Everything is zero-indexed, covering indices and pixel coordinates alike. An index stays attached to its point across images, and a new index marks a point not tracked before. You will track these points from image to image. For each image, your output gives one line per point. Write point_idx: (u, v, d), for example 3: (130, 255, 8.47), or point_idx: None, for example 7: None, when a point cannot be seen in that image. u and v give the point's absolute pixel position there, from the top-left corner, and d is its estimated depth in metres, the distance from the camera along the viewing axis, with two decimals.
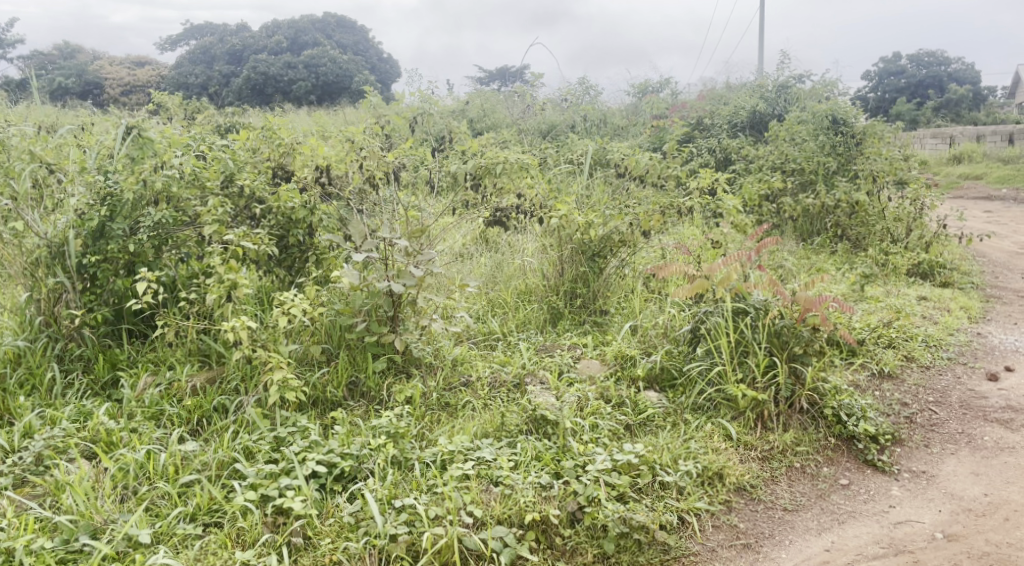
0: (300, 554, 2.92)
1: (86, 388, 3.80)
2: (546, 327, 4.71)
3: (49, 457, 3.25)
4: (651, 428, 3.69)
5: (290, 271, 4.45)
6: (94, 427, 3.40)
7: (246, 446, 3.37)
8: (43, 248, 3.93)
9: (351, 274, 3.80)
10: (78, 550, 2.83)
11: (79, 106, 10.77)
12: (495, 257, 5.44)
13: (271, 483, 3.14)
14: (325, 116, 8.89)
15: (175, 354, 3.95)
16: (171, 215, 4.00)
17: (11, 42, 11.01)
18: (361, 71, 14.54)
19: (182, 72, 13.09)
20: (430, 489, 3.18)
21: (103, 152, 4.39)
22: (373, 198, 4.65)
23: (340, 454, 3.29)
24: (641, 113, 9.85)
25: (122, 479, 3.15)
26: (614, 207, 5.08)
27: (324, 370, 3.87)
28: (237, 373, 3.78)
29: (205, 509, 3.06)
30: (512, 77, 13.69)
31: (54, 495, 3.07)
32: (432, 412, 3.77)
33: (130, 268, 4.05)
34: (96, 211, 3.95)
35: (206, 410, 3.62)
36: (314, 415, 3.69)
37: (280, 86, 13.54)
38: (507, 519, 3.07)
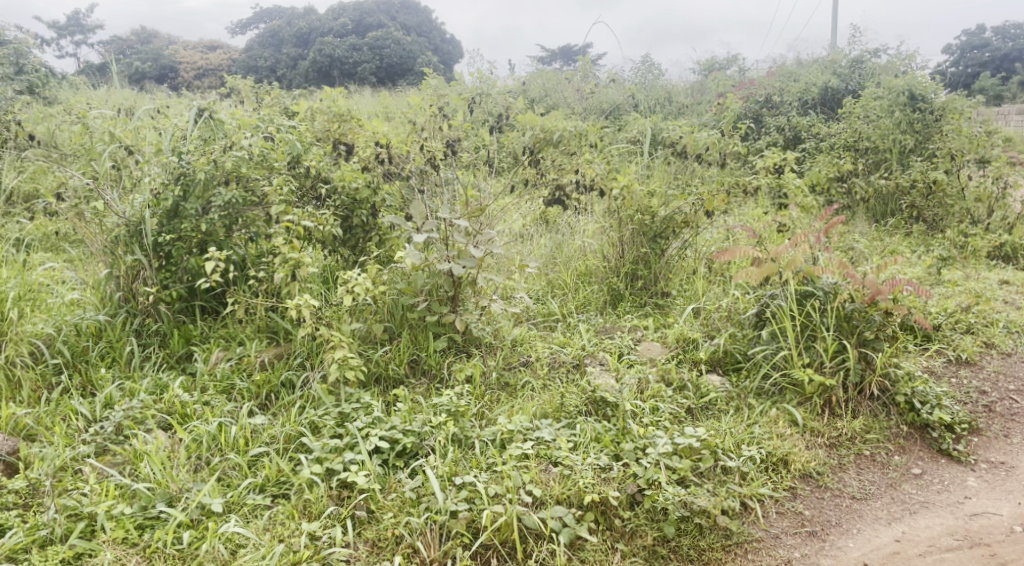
0: (363, 527, 2.99)
1: (162, 362, 3.96)
2: (606, 309, 4.69)
3: (128, 426, 3.37)
4: (713, 412, 3.64)
5: (354, 251, 4.56)
6: (169, 399, 3.53)
7: (312, 421, 3.47)
8: (122, 227, 4.12)
9: (412, 254, 3.85)
10: (155, 516, 2.95)
11: (155, 90, 11.09)
12: (555, 237, 5.43)
13: (336, 457, 3.23)
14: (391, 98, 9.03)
15: (245, 331, 4.11)
16: (241, 195, 4.12)
17: (91, 27, 11.44)
18: (424, 53, 14.65)
19: (252, 54, 13.06)
20: (490, 467, 3.22)
21: (177, 134, 4.53)
22: (434, 179, 4.70)
23: (402, 431, 3.36)
24: (706, 91, 9.65)
25: (196, 450, 3.27)
26: (678, 187, 4.99)
27: (386, 349, 3.94)
28: (302, 349, 3.89)
29: (274, 481, 3.16)
30: (576, 56, 13.51)
31: (133, 464, 3.18)
32: (492, 391, 3.81)
33: (203, 246, 4.20)
34: (170, 190, 4.11)
35: (273, 385, 3.74)
36: (377, 392, 3.77)
37: (344, 69, 13.63)
38: (566, 499, 3.07)
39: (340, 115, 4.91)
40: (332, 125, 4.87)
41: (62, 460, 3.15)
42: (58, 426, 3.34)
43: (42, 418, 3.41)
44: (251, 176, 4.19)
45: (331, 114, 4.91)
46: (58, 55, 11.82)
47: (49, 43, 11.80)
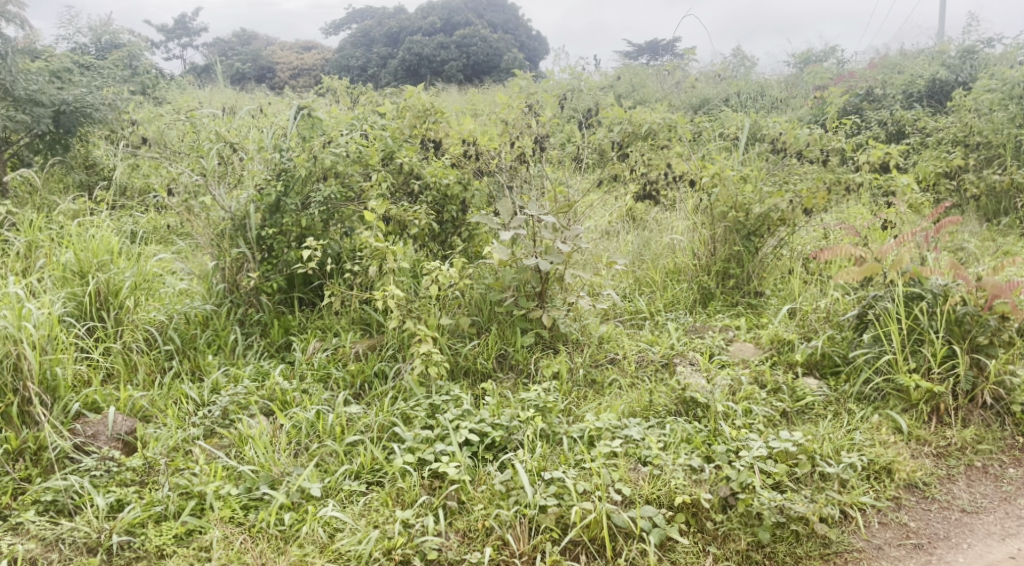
0: (454, 517, 3.04)
1: (263, 350, 4.13)
2: (696, 308, 4.62)
3: (233, 411, 3.53)
4: (810, 416, 3.53)
5: (444, 246, 4.63)
6: (270, 385, 3.68)
7: (404, 411, 3.55)
8: (228, 221, 4.34)
9: (501, 250, 3.89)
10: (258, 498, 3.08)
11: (256, 90, 11.54)
12: (643, 234, 5.36)
13: (427, 448, 3.30)
14: (480, 96, 9.14)
15: (341, 322, 4.24)
16: (339, 191, 4.25)
17: (197, 30, 12.04)
18: (511, 49, 14.58)
19: (344, 55, 14.06)
20: (578, 464, 3.23)
21: (278, 131, 4.72)
22: (523, 175, 4.78)
23: (491, 424, 3.40)
24: (802, 85, 9.33)
25: (296, 435, 3.40)
26: (774, 184, 4.84)
27: (475, 343, 4.00)
28: (395, 340, 3.99)
29: (369, 469, 3.26)
30: (665, 50, 13.19)
31: (238, 447, 3.33)
32: (579, 388, 3.80)
33: (301, 239, 4.36)
34: (273, 186, 4.31)
35: (368, 375, 3.85)
36: (466, 385, 3.83)
37: (432, 67, 13.69)
38: (655, 500, 3.05)
39: (424, 111, 4.78)
40: (416, 123, 4.78)
41: (175, 441, 3.31)
42: (171, 408, 3.50)
43: (155, 401, 3.57)
44: (348, 172, 4.33)
45: (415, 110, 4.78)
46: (167, 57, 12.51)
47: (160, 46, 12.49)
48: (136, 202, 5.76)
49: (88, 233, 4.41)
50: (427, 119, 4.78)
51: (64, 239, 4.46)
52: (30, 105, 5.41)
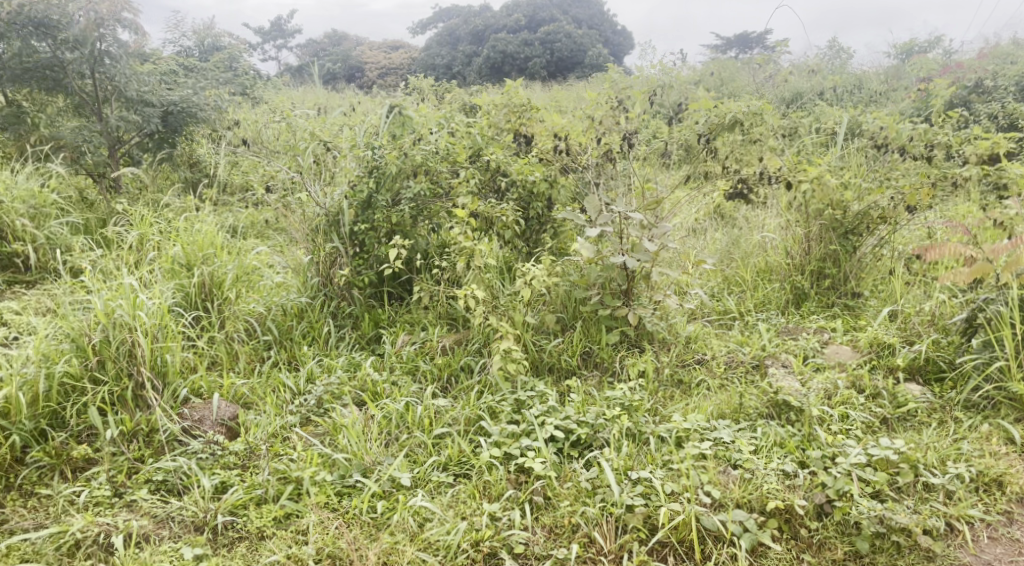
0: (540, 512, 3.05)
1: (355, 342, 4.25)
2: (788, 308, 4.49)
3: (327, 401, 3.65)
4: (912, 424, 3.38)
5: (529, 243, 4.64)
6: (362, 377, 3.79)
7: (490, 406, 3.59)
8: (322, 217, 4.49)
9: (587, 247, 3.88)
10: (352, 485, 3.18)
11: (345, 90, 11.85)
12: (732, 232, 5.23)
13: (513, 443, 3.33)
14: (565, 92, 9.14)
15: (428, 316, 4.32)
16: (428, 189, 4.36)
17: (291, 32, 12.46)
18: (596, 46, 14.53)
19: (431, 53, 14.33)
20: (666, 464, 3.19)
21: (370, 130, 4.85)
22: (610, 171, 4.71)
23: (576, 421, 3.39)
24: (904, 77, 8.91)
25: (387, 426, 3.48)
26: (874, 180, 4.65)
27: (560, 340, 4.00)
28: (480, 335, 4.04)
29: (456, 461, 3.31)
30: (756, 43, 12.80)
31: (332, 435, 3.44)
32: (666, 388, 3.75)
33: (391, 235, 4.44)
34: (365, 183, 4.43)
35: (454, 368, 3.91)
36: (551, 382, 3.83)
37: (516, 64, 13.75)
38: (746, 504, 2.98)
39: (520, 105, 4.87)
40: (512, 117, 4.85)
41: (273, 427, 3.44)
42: (270, 396, 3.64)
43: (255, 388, 3.73)
44: (437, 169, 4.41)
45: (512, 104, 4.87)
46: (263, 58, 13.01)
47: (257, 48, 12.99)
48: (236, 199, 6.01)
49: (195, 227, 4.63)
50: (523, 114, 4.85)
51: (172, 233, 4.70)
52: (141, 106, 5.71)
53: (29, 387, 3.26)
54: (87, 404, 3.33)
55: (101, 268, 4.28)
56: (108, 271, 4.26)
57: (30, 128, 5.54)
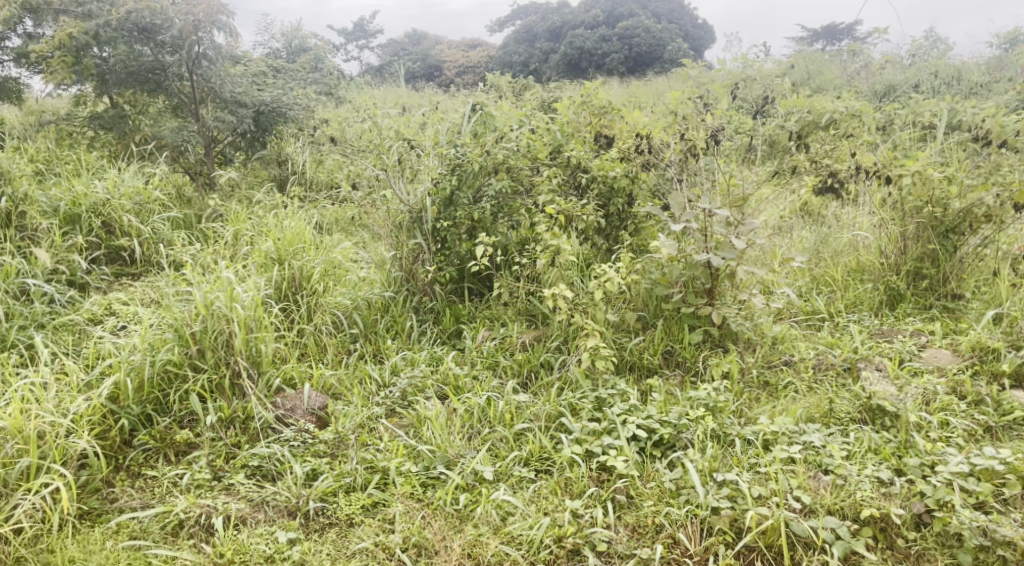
0: (623, 511, 3.03)
1: (436, 336, 4.31)
2: (882, 310, 4.32)
3: (411, 393, 3.72)
4: (1018, 433, 3.21)
5: (609, 241, 4.60)
6: (444, 371, 3.84)
7: (571, 403, 3.58)
8: (405, 214, 4.55)
9: (670, 244, 3.82)
10: (436, 477, 3.23)
11: (424, 89, 12.01)
12: (821, 229, 5.06)
13: (595, 440, 3.31)
14: (644, 88, 9.04)
15: (508, 312, 4.34)
16: (509, 185, 4.37)
17: (372, 32, 12.72)
18: (676, 39, 14.02)
19: (508, 51, 14.44)
20: (753, 467, 3.12)
21: (453, 128, 4.90)
22: (694, 167, 4.62)
23: (659, 421, 3.35)
24: (1008, 67, 8.42)
25: (469, 420, 3.52)
26: (977, 176, 4.41)
27: (641, 338, 3.95)
28: (560, 332, 4.04)
29: (538, 456, 3.32)
30: (845, 35, 12.32)
31: (416, 427, 3.50)
32: (751, 390, 3.67)
33: (472, 232, 4.48)
34: (447, 180, 4.46)
35: (534, 364, 3.92)
36: (633, 380, 3.80)
37: (593, 60, 13.67)
38: (838, 511, 2.89)
39: (601, 108, 4.86)
40: (593, 120, 4.87)
41: (360, 418, 3.52)
42: (356, 388, 3.74)
43: (343, 380, 3.83)
44: (518, 166, 4.42)
45: (592, 106, 4.87)
46: (346, 59, 13.35)
47: (340, 49, 13.33)
48: (323, 196, 6.18)
49: (285, 223, 4.79)
50: (604, 116, 4.85)
51: (265, 229, 4.88)
52: (235, 107, 5.93)
53: (136, 373, 3.43)
54: (188, 391, 3.49)
55: (200, 262, 4.48)
56: (206, 264, 4.46)
57: (133, 130, 5.78)
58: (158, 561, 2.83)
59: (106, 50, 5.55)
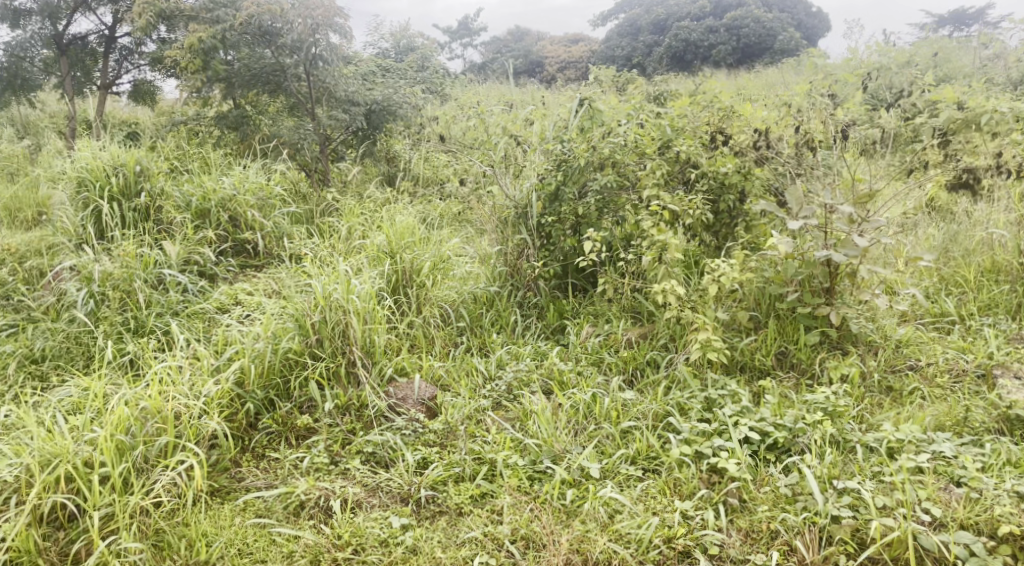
0: (735, 514, 2.96)
1: (540, 332, 4.33)
2: (1020, 314, 4.03)
3: (517, 387, 3.75)
4: None
5: (719, 237, 4.42)
6: (549, 365, 3.85)
7: (679, 402, 3.52)
8: (511, 209, 4.64)
9: (786, 242, 3.68)
10: (542, 471, 3.25)
11: (527, 85, 12.09)
12: (950, 226, 4.76)
13: (705, 441, 3.24)
14: (755, 80, 8.73)
15: (613, 309, 4.30)
16: (615, 180, 4.31)
17: (477, 30, 12.90)
18: (787, 29, 13.51)
19: (611, 45, 14.30)
20: (876, 476, 2.98)
21: (559, 123, 4.90)
22: (811, 161, 4.42)
23: (773, 424, 3.24)
24: None
25: (574, 415, 3.51)
26: None
27: (752, 338, 3.83)
28: (667, 331, 3.97)
29: (644, 455, 3.27)
30: (975, 19, 11.51)
31: (522, 421, 3.53)
32: (872, 395, 3.50)
33: (577, 228, 4.46)
34: (553, 176, 4.50)
35: (640, 362, 3.88)
36: (744, 381, 3.69)
37: (700, 52, 13.35)
38: (973, 526, 2.73)
39: (723, 110, 4.51)
40: (713, 119, 4.50)
41: (468, 409, 3.57)
42: (463, 380, 3.80)
43: (450, 371, 3.90)
44: (625, 162, 4.36)
45: (715, 108, 4.53)
46: (451, 57, 13.61)
47: (445, 48, 13.61)
48: (430, 192, 6.31)
49: (396, 218, 4.93)
50: (727, 116, 4.48)
51: (377, 223, 5.03)
52: (348, 106, 6.14)
53: (259, 360, 3.60)
54: (307, 378, 3.65)
55: (317, 255, 4.68)
56: (323, 258, 4.64)
57: (255, 130, 6.11)
58: (281, 538, 2.96)
59: (231, 54, 5.93)
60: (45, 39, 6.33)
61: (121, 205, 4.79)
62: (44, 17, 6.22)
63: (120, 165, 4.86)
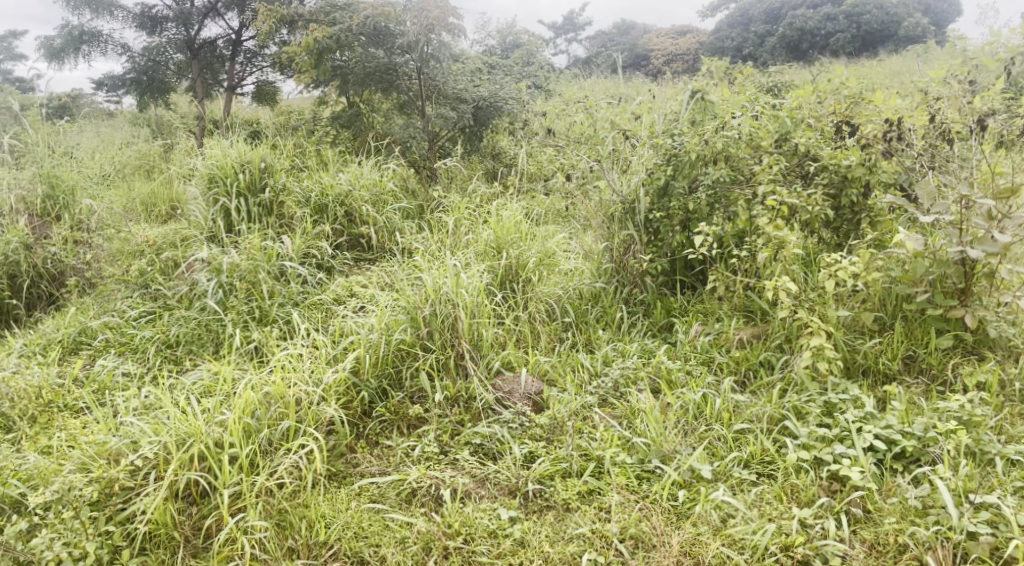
0: (859, 525, 2.85)
1: (647, 329, 4.25)
2: None
3: (624, 385, 3.69)
4: None
5: (838, 234, 4.22)
6: (657, 364, 3.78)
7: (796, 405, 3.38)
8: (617, 205, 4.56)
9: (916, 239, 3.44)
10: (651, 470, 3.19)
11: (634, 78, 11.93)
12: None
13: (825, 447, 3.11)
14: (877, 68, 8.30)
15: (723, 307, 4.17)
16: (728, 174, 4.18)
17: (582, 25, 12.81)
18: (913, 14, 12.75)
19: (721, 36, 13.90)
20: (1018, 492, 2.83)
21: (670, 117, 4.79)
22: (945, 154, 4.13)
23: (901, 432, 3.07)
24: None
25: (684, 416, 3.42)
26: None
27: (876, 340, 3.63)
28: (782, 331, 3.82)
29: (759, 459, 3.17)
30: None
31: (630, 418, 3.48)
32: (1013, 404, 3.27)
33: (686, 224, 4.38)
34: (663, 170, 4.39)
35: (753, 363, 3.75)
36: (867, 385, 3.51)
37: (816, 41, 12.81)
38: None
39: (851, 97, 4.43)
40: (840, 107, 4.45)
41: (575, 405, 3.55)
42: (570, 375, 3.80)
43: (556, 366, 3.90)
44: (740, 155, 4.20)
45: (841, 96, 4.47)
46: (556, 53, 13.58)
47: (550, 43, 13.60)
48: (536, 187, 6.33)
49: (503, 213, 4.96)
50: (855, 103, 4.41)
51: (484, 219, 5.08)
52: (456, 103, 6.24)
53: (373, 350, 3.71)
54: (418, 369, 3.74)
55: (427, 250, 4.78)
56: (433, 252, 4.73)
57: (368, 127, 6.25)
58: (394, 524, 3.04)
59: (344, 53, 6.05)
60: (179, 44, 6.76)
61: (247, 200, 5.04)
62: (179, 24, 6.66)
63: (246, 162, 5.12)
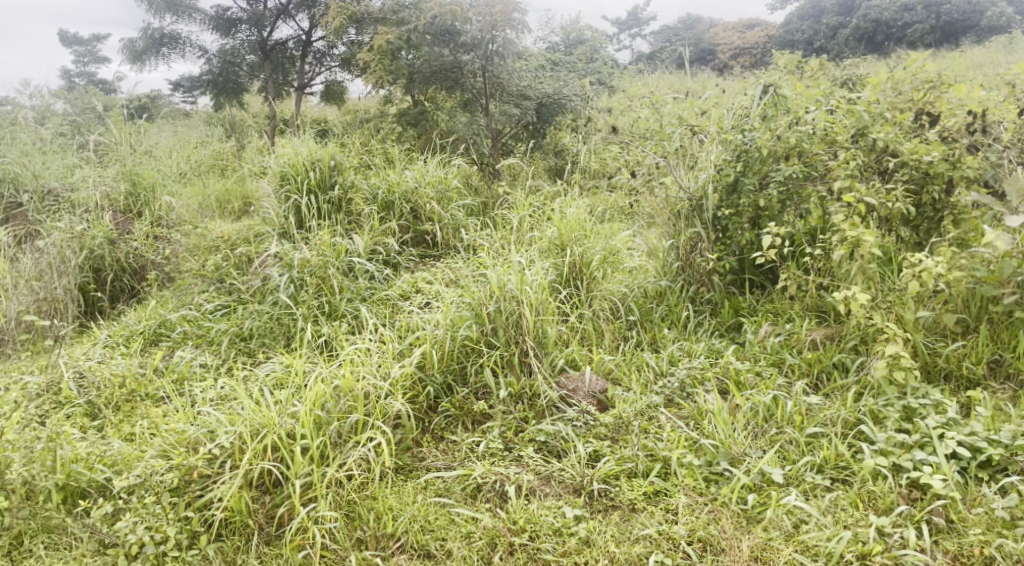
0: (941, 535, 2.75)
1: (714, 329, 4.17)
2: None
3: (691, 385, 3.63)
4: None
5: (917, 232, 4.07)
6: (724, 364, 3.70)
7: (872, 409, 3.27)
8: (685, 201, 4.45)
9: (1005, 238, 3.27)
10: (719, 472, 3.13)
11: (700, 73, 11.71)
12: None
13: (904, 454, 3.00)
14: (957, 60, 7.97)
15: (795, 307, 4.06)
16: (801, 170, 4.05)
17: (646, 19, 12.62)
18: (996, 4, 12.21)
19: (790, 28, 13.53)
20: None
21: (739, 111, 4.67)
22: None
23: (986, 439, 2.96)
24: None
25: (753, 418, 3.34)
26: None
27: (959, 344, 3.49)
28: (857, 333, 3.69)
29: (833, 464, 3.08)
30: None
31: (697, 419, 3.43)
32: None
33: (755, 221, 4.25)
34: (732, 167, 4.31)
35: (826, 365, 3.64)
36: (949, 390, 3.38)
37: (891, 32, 12.35)
38: None
39: (928, 82, 4.22)
40: (916, 93, 4.24)
41: (641, 405, 3.52)
42: (635, 374, 3.76)
43: (620, 365, 3.86)
44: (814, 151, 4.07)
45: (918, 81, 4.24)
46: (619, 48, 13.43)
47: (613, 39, 13.46)
48: (600, 184, 6.29)
49: (566, 210, 4.94)
50: (932, 90, 4.21)
51: (548, 216, 5.06)
52: (520, 101, 6.25)
53: (438, 346, 3.73)
54: (483, 366, 3.75)
55: (492, 246, 4.79)
56: (497, 249, 4.73)
57: (433, 125, 6.30)
58: (461, 518, 3.06)
59: (412, 53, 6.17)
60: (252, 45, 6.97)
61: (317, 197, 5.14)
62: (252, 25, 6.85)
63: (317, 160, 5.23)
